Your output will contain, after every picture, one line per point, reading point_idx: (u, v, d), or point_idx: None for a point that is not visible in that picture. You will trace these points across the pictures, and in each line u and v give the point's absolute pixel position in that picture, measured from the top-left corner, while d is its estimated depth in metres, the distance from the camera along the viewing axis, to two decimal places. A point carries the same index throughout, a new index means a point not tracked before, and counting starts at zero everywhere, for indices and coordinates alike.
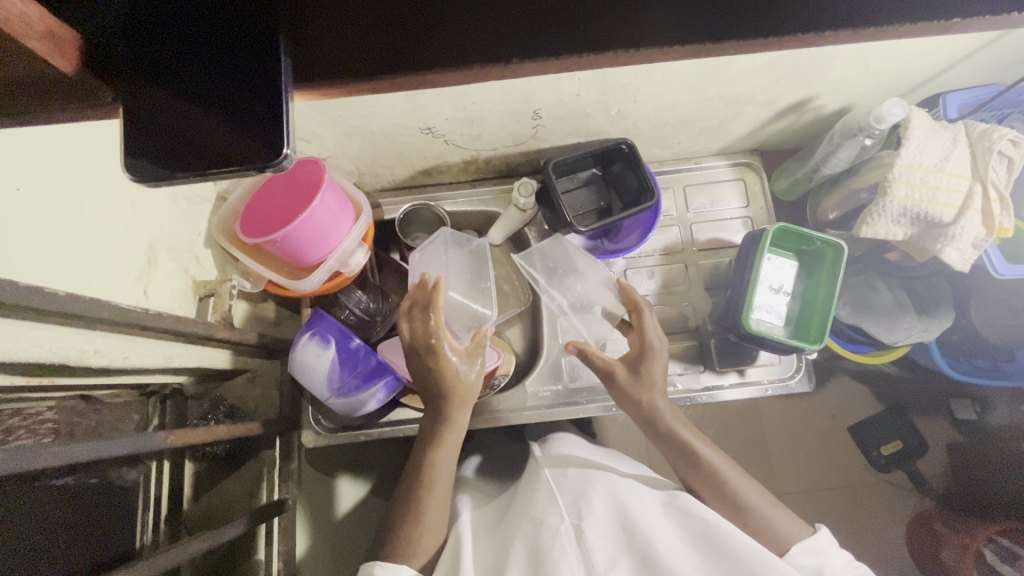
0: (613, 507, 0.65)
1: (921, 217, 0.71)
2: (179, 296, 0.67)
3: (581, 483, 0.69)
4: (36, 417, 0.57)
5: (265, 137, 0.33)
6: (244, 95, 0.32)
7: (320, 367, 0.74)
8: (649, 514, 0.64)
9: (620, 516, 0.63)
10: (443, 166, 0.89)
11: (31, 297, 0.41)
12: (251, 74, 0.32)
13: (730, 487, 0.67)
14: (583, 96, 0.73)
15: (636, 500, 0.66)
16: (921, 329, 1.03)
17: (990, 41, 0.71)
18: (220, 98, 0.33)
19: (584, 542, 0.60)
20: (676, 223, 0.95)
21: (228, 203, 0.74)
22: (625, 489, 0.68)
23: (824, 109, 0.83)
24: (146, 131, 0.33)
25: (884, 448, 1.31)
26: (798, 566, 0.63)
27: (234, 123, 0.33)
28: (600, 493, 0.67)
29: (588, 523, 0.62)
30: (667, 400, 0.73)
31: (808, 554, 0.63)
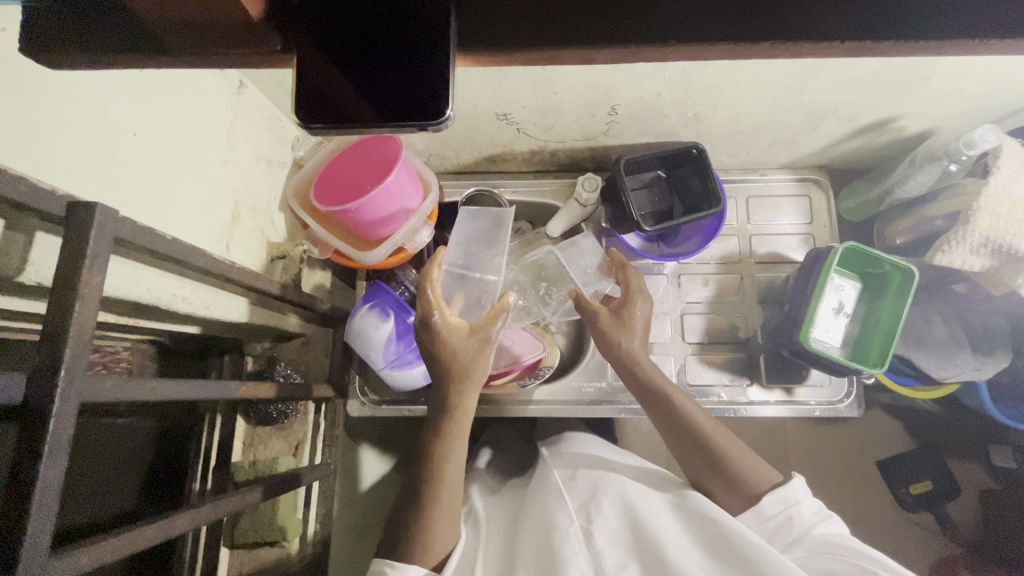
0: (622, 511, 0.65)
1: (1003, 250, 0.68)
2: (254, 255, 0.69)
3: (591, 488, 0.70)
4: (113, 354, 0.63)
5: (423, 94, 0.28)
6: (396, 39, 0.28)
7: (377, 337, 0.75)
8: (661, 517, 0.64)
9: (630, 520, 0.64)
10: (509, 154, 0.90)
11: (149, 238, 0.43)
12: (415, 23, 0.27)
13: (705, 433, 0.70)
14: (664, 96, 0.72)
15: (646, 503, 0.67)
16: (974, 368, 1.00)
17: None
18: (385, 46, 0.28)
19: (594, 546, 0.60)
20: (735, 234, 0.94)
21: (305, 169, 0.77)
22: (634, 491, 0.68)
23: (905, 131, 0.81)
24: (313, 82, 0.28)
25: (914, 487, 1.28)
26: (767, 515, 0.64)
27: (377, 78, 0.28)
28: (609, 496, 0.68)
29: (597, 525, 0.63)
30: (644, 350, 0.76)
31: (781, 501, 0.63)
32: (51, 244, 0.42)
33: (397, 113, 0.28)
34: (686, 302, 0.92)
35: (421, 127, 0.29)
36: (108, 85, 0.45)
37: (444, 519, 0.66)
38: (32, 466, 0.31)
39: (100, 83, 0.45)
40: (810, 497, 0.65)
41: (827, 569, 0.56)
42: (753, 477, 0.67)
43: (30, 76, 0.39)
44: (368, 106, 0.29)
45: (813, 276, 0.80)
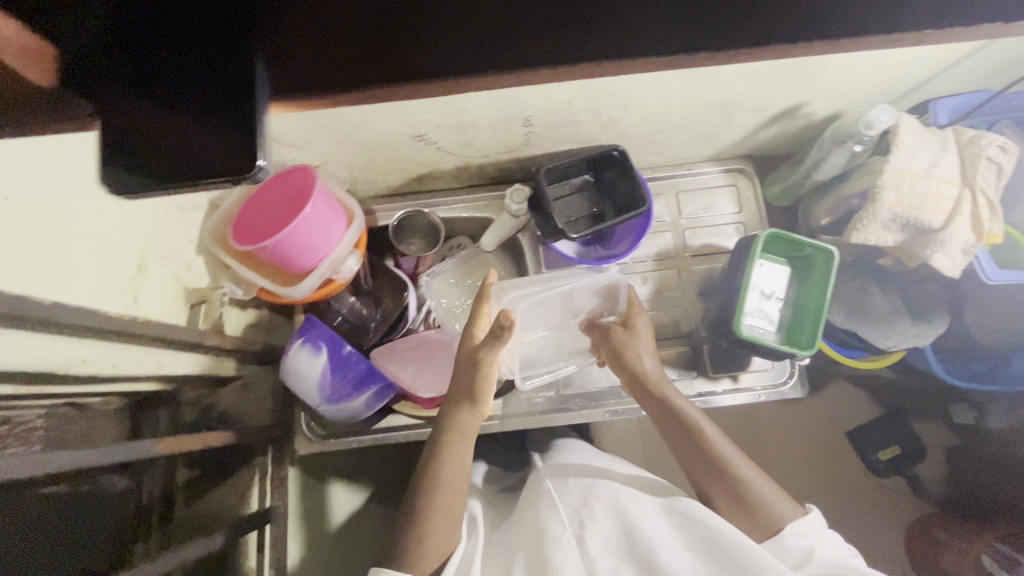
0: (615, 516, 0.66)
1: (910, 223, 0.70)
2: (171, 303, 0.67)
3: (582, 493, 0.71)
4: (25, 425, 0.56)
5: (226, 149, 0.32)
6: (204, 107, 0.32)
7: (310, 373, 0.73)
8: (652, 520, 0.66)
9: (622, 523, 0.65)
10: (436, 173, 0.89)
11: None
12: (226, 94, 0.32)
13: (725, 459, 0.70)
14: (573, 103, 0.73)
15: (637, 507, 0.68)
16: (915, 334, 1.07)
17: (991, 40, 0.68)
18: (189, 111, 0.32)
19: (587, 555, 0.62)
20: (669, 229, 0.95)
21: (222, 209, 0.75)
22: (626, 495, 0.69)
23: (815, 115, 0.84)
24: (126, 145, 0.32)
25: (883, 453, 1.32)
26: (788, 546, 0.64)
27: (187, 138, 0.32)
28: (600, 501, 0.68)
29: (591, 532, 0.64)
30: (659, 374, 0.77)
31: (805, 531, 0.65)
32: None
33: (205, 165, 0.32)
34: None
35: (239, 180, 0.32)
36: None
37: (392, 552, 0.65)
38: None
39: None
40: (828, 530, 0.67)
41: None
42: (773, 504, 0.67)
43: None
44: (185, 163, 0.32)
45: (741, 264, 0.82)
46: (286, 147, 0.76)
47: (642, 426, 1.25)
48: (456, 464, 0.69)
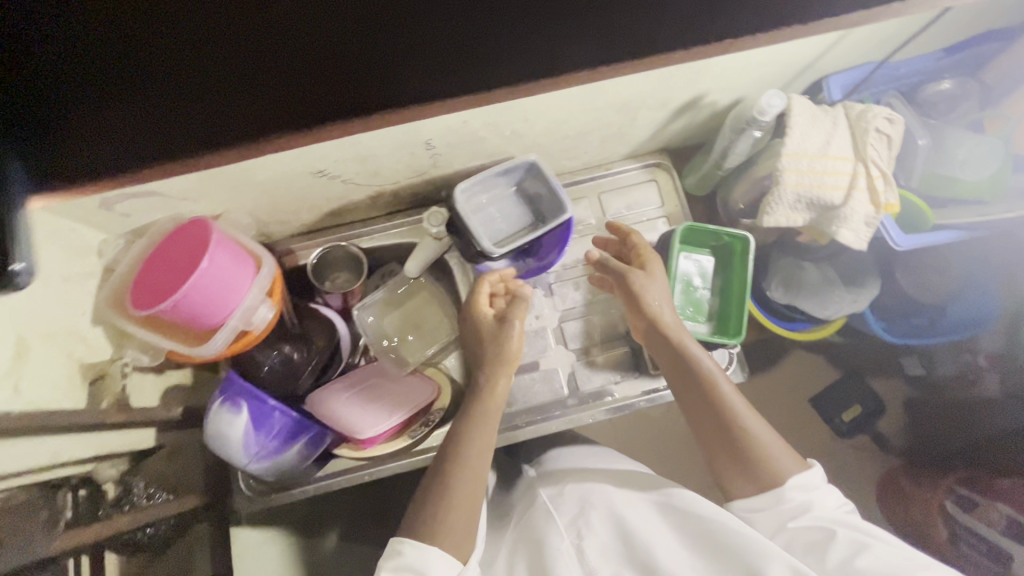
0: (612, 523, 0.67)
1: (814, 202, 0.72)
2: (62, 385, 0.63)
3: (578, 502, 0.72)
4: None
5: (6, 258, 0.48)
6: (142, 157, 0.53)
7: (232, 433, 0.69)
8: (652, 525, 0.66)
9: (619, 529, 0.66)
10: (350, 205, 0.87)
11: None
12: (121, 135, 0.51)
13: (733, 422, 0.68)
14: (471, 122, 0.72)
15: (635, 512, 0.68)
16: (851, 300, 1.12)
17: (846, 34, 0.73)
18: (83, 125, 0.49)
19: (587, 564, 0.64)
20: (595, 231, 0.95)
21: (118, 273, 0.71)
22: (622, 502, 0.70)
23: (717, 104, 0.85)
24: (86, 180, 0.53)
25: (846, 414, 1.34)
26: (789, 501, 0.63)
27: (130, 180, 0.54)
28: (597, 510, 0.69)
29: (588, 542, 0.66)
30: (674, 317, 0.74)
31: (803, 487, 0.63)
32: None
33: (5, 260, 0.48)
34: (563, 310, 0.92)
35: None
36: None
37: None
38: None
39: None
40: (828, 486, 0.65)
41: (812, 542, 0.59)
42: (773, 462, 0.65)
43: None
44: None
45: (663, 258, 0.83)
46: (179, 201, 0.72)
47: (612, 423, 1.24)
48: (479, 434, 0.71)
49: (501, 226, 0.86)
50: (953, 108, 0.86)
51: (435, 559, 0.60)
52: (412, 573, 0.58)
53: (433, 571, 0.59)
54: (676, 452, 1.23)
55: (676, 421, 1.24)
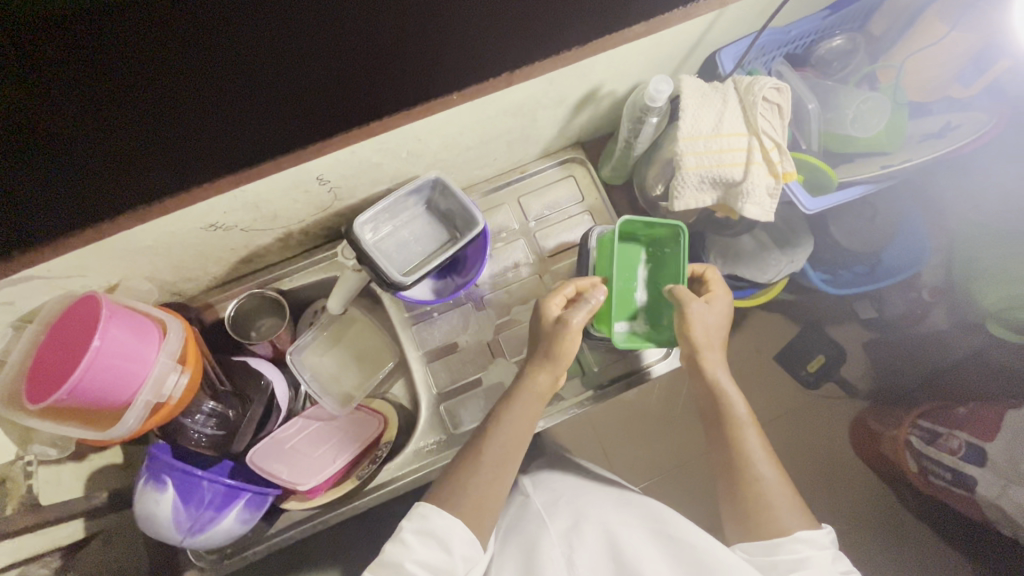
0: (606, 541, 0.68)
1: (717, 181, 0.71)
2: None
3: (573, 515, 0.74)
4: None
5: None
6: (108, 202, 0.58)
7: (159, 511, 0.67)
8: (643, 545, 0.67)
9: (611, 548, 0.67)
10: (260, 250, 0.84)
11: None
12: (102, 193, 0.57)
13: (748, 468, 0.69)
14: (360, 151, 0.69)
15: (628, 530, 0.70)
16: (787, 261, 1.14)
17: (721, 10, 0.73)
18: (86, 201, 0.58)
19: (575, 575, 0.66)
20: (521, 236, 0.94)
21: (10, 365, 0.67)
22: (617, 520, 0.71)
23: (616, 93, 0.84)
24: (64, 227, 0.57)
25: (810, 366, 1.37)
26: (791, 552, 0.63)
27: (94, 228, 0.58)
28: (591, 525, 0.71)
29: (577, 553, 0.68)
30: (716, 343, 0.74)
31: (809, 543, 0.63)
32: None
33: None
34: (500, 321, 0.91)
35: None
36: None
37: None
38: None
39: None
40: (840, 555, 0.64)
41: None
42: (780, 514, 0.66)
43: None
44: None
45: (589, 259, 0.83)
46: (64, 279, 0.68)
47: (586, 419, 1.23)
48: (512, 427, 0.69)
49: (416, 250, 0.84)
50: (846, 63, 0.87)
51: (459, 527, 0.61)
52: (437, 539, 0.59)
53: (454, 543, 0.60)
54: (651, 434, 1.23)
55: (647, 403, 1.24)
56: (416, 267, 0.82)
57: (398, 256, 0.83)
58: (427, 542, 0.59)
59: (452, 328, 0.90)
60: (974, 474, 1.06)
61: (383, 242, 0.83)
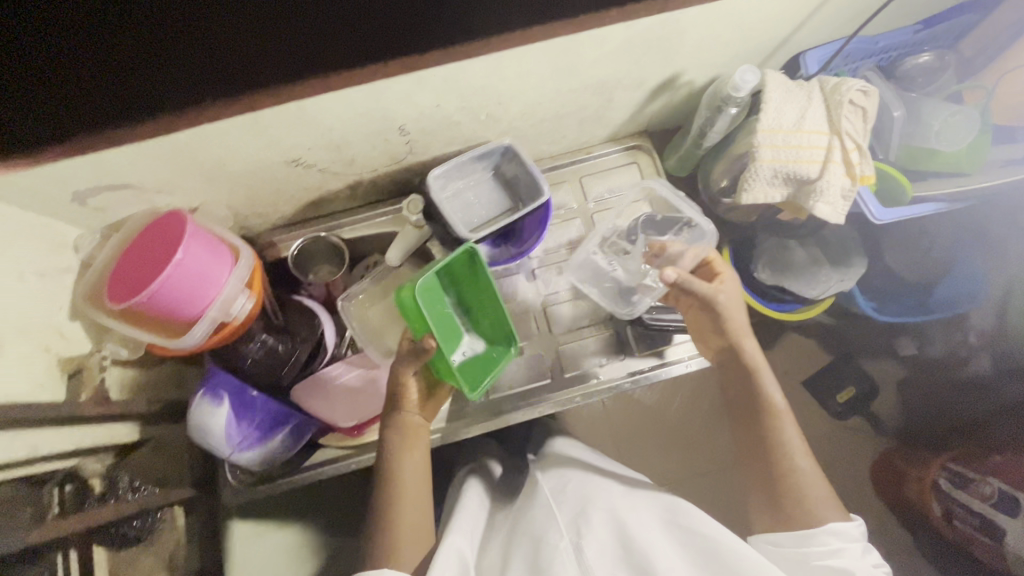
0: (614, 527, 0.68)
1: (791, 176, 0.71)
2: (43, 378, 0.63)
3: (582, 500, 0.74)
4: None
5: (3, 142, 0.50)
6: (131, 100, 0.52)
7: (214, 424, 0.70)
8: (649, 531, 0.67)
9: (619, 534, 0.67)
10: (329, 195, 0.87)
11: None
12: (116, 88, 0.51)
13: (779, 454, 0.70)
14: (444, 106, 0.71)
15: (636, 517, 0.70)
16: (838, 279, 1.13)
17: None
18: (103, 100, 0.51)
19: (586, 560, 0.65)
20: (577, 216, 0.95)
21: (95, 269, 0.71)
22: (624, 507, 0.71)
23: (694, 83, 0.85)
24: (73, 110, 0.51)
25: (840, 397, 1.34)
26: (822, 543, 0.63)
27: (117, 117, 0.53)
28: (599, 510, 0.71)
29: (586, 538, 0.67)
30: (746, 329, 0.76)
31: (841, 535, 0.63)
32: None
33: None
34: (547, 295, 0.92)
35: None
36: None
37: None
38: None
39: None
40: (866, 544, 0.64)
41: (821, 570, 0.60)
42: (812, 503, 0.66)
43: None
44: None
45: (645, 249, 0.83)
46: (154, 193, 0.72)
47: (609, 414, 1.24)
48: (415, 461, 0.74)
49: (482, 212, 0.86)
50: (931, 81, 0.86)
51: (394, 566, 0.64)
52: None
53: None
54: (670, 437, 1.23)
55: (671, 406, 1.24)
56: (482, 227, 0.84)
57: (465, 215, 0.85)
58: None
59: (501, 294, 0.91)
60: (1003, 523, 1.04)
61: (452, 200, 0.85)
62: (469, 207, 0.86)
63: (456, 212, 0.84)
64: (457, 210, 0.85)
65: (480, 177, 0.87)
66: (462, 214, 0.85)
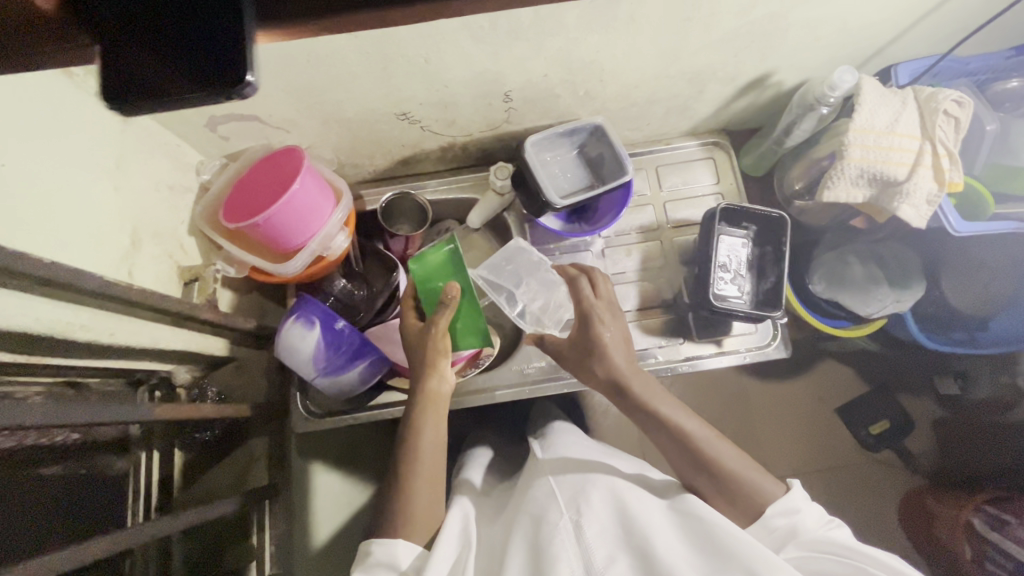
0: (612, 506, 0.66)
1: (877, 177, 0.73)
2: (164, 279, 0.69)
3: (581, 480, 0.71)
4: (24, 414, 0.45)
5: None
6: None
7: (304, 348, 0.75)
8: (651, 511, 0.65)
9: (619, 513, 0.65)
10: (422, 154, 0.92)
11: (38, 268, 0.44)
12: None
13: (711, 460, 0.69)
14: (551, 76, 0.76)
15: (636, 497, 0.68)
16: (895, 300, 1.11)
17: (930, 11, 0.75)
18: None
19: (584, 540, 0.61)
20: (650, 203, 0.98)
21: (212, 192, 0.77)
22: (624, 486, 0.70)
23: (784, 84, 0.88)
24: None
25: (872, 427, 1.33)
26: (774, 529, 0.65)
27: None
28: (598, 489, 0.69)
29: (587, 519, 0.64)
30: (628, 366, 0.75)
31: (787, 515, 0.64)
32: None
33: None
34: (614, 274, 0.95)
35: (226, 96, 0.30)
36: None
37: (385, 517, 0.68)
38: None
39: None
40: (814, 505, 0.66)
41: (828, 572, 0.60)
42: (757, 488, 0.67)
43: None
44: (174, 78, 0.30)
45: (710, 237, 0.85)
46: (274, 129, 0.78)
47: None
48: (433, 431, 0.73)
49: (570, 183, 0.90)
50: (1019, 107, 0.88)
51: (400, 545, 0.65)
52: (384, 566, 0.64)
53: (400, 560, 0.64)
54: None
55: None
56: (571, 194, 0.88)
57: (558, 182, 0.89)
58: (374, 572, 0.63)
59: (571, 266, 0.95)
60: None
61: (546, 167, 0.89)
62: (561, 175, 0.90)
63: (550, 178, 0.88)
64: (551, 177, 0.89)
65: (568, 151, 0.91)
66: (556, 180, 0.89)
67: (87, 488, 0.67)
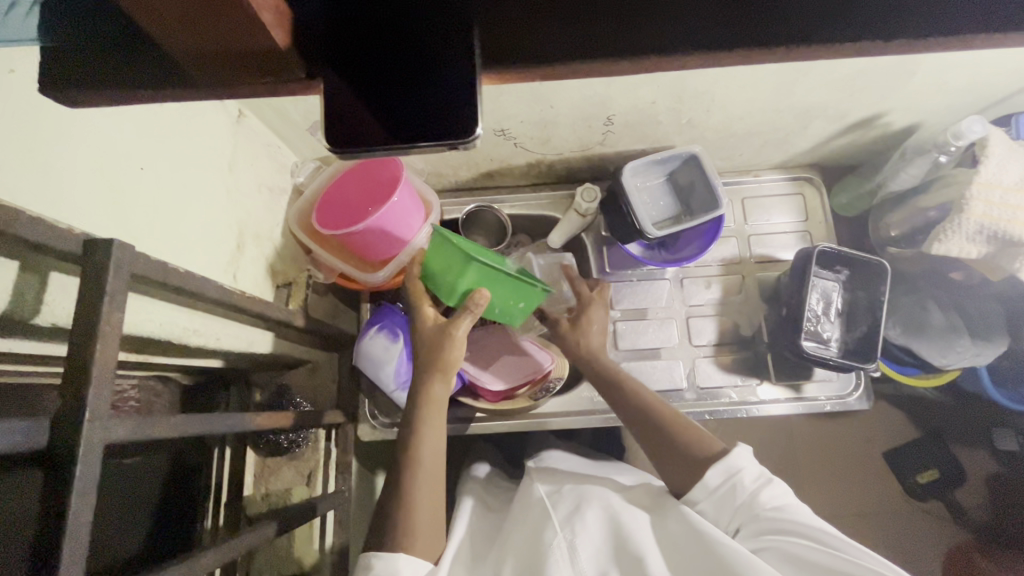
0: (609, 528, 0.61)
1: (998, 236, 0.70)
2: (260, 282, 0.69)
3: (576, 498, 0.66)
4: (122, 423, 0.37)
5: None
6: None
7: (387, 359, 0.75)
8: (647, 531, 0.61)
9: (614, 534, 0.60)
10: (507, 169, 0.90)
11: (178, 279, 0.44)
12: None
13: (657, 418, 0.70)
14: (658, 104, 0.74)
15: (634, 517, 0.63)
16: (974, 353, 1.00)
17: None
18: None
19: (579, 563, 0.56)
20: (734, 235, 0.95)
21: (306, 195, 0.76)
22: (621, 504, 0.64)
23: (892, 125, 0.84)
24: None
25: (922, 476, 1.20)
26: (712, 487, 0.62)
27: None
28: (595, 508, 0.63)
29: (581, 539, 0.58)
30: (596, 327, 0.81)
31: (725, 470, 0.62)
32: (67, 285, 0.41)
33: None
34: (691, 306, 0.92)
35: (449, 145, 0.31)
36: (108, 121, 0.45)
37: (386, 506, 0.59)
38: (60, 511, 0.31)
39: (108, 119, 0.45)
40: (756, 465, 0.63)
41: (796, 552, 0.53)
42: (700, 448, 0.65)
43: (40, 106, 0.39)
44: (376, 124, 0.30)
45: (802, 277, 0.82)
46: None
47: None
48: (435, 436, 0.63)
49: (661, 212, 0.88)
50: None
51: (401, 557, 0.56)
52: None
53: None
54: None
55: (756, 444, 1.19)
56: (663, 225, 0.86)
57: (650, 211, 0.87)
58: None
59: (651, 294, 0.93)
60: None
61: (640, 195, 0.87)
62: (652, 204, 0.88)
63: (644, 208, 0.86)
64: (643, 205, 0.86)
65: (658, 177, 0.88)
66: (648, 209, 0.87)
67: (161, 485, 0.72)
